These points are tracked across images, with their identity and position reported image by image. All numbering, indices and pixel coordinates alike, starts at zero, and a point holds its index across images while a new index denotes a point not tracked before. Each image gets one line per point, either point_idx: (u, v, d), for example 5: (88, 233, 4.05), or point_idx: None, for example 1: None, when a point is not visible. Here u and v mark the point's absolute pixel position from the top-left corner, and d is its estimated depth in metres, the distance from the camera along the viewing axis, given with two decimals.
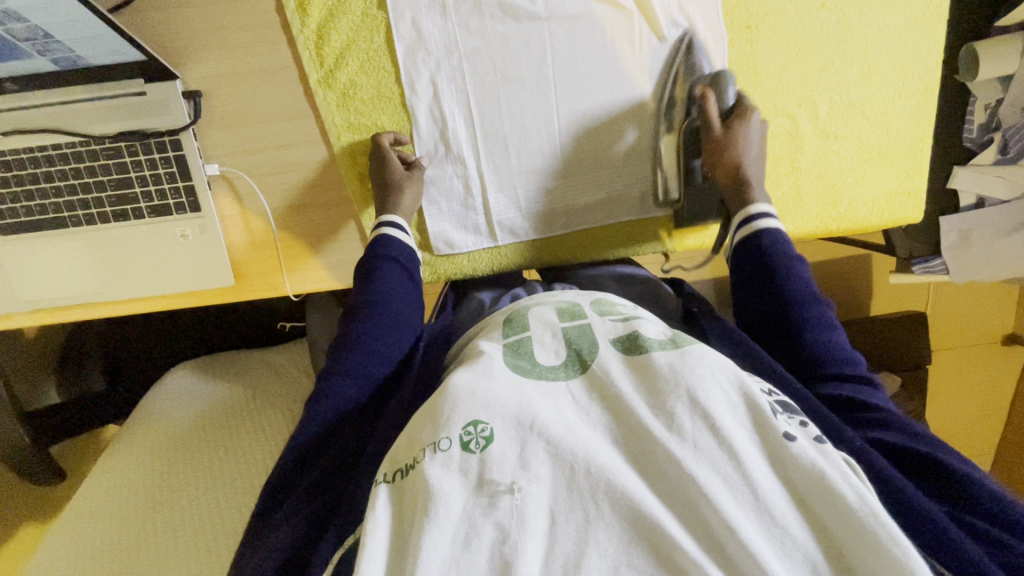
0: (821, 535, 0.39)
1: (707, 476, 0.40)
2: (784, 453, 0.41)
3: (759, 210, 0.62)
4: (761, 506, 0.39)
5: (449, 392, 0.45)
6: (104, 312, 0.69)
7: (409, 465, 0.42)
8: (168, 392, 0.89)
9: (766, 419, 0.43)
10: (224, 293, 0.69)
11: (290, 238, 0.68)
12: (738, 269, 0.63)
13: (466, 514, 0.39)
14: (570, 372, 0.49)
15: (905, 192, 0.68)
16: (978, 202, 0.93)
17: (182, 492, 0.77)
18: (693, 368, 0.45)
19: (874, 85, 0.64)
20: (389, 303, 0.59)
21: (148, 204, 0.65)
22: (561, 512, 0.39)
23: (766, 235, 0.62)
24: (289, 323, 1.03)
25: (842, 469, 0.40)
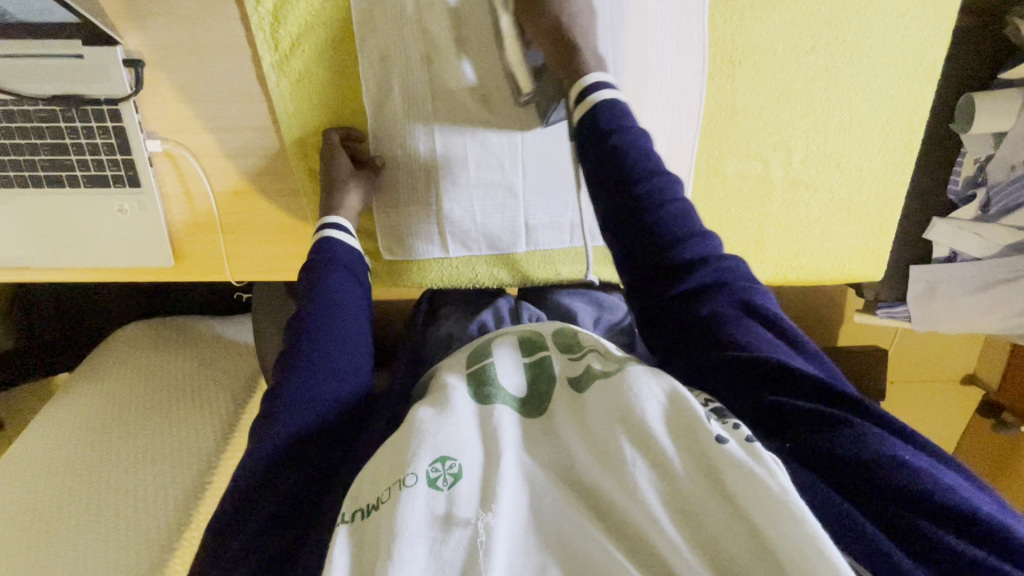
0: (764, 549, 0.34)
1: (648, 497, 0.38)
2: (718, 457, 0.38)
3: (591, 78, 0.52)
4: (699, 512, 0.37)
5: (416, 426, 0.44)
6: (39, 276, 0.67)
7: (371, 505, 0.42)
8: (114, 357, 0.88)
9: (697, 424, 0.40)
10: (164, 271, 0.67)
11: (233, 223, 0.65)
12: (585, 158, 0.52)
13: (432, 556, 0.37)
14: (529, 410, 0.48)
15: (869, 247, 0.66)
16: (950, 255, 0.92)
17: (121, 460, 0.76)
18: (631, 382, 0.43)
19: (853, 137, 0.61)
20: (344, 309, 0.57)
21: (85, 173, 0.62)
22: (521, 555, 0.39)
23: (606, 108, 0.51)
24: (245, 295, 1.01)
25: (773, 466, 0.37)
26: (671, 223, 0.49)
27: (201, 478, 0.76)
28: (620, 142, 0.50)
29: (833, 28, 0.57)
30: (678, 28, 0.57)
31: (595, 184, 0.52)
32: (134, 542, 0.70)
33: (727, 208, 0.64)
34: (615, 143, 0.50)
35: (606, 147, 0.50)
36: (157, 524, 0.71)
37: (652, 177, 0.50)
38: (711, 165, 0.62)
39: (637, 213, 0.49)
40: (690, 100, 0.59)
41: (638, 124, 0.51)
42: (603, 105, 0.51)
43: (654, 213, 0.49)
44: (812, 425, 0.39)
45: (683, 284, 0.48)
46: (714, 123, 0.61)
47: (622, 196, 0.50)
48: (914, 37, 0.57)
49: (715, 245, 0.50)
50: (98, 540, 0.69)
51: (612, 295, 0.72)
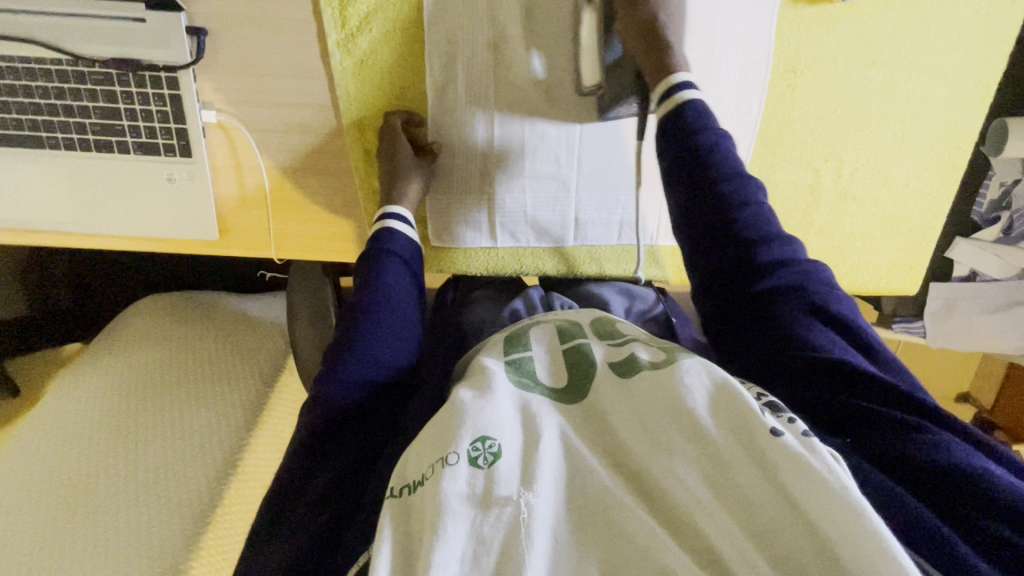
0: (820, 540, 0.34)
1: (695, 485, 0.38)
2: (772, 450, 0.38)
3: (680, 78, 0.52)
4: (747, 501, 0.37)
5: (456, 407, 0.43)
6: (79, 242, 0.66)
7: (417, 481, 0.41)
8: (140, 328, 0.87)
9: (751, 416, 0.40)
10: (208, 245, 0.66)
11: (282, 201, 0.65)
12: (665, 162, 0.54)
13: (474, 532, 0.37)
14: (570, 397, 0.47)
15: (908, 263, 0.68)
16: (970, 274, 0.94)
17: (146, 432, 0.75)
18: (683, 376, 0.43)
19: (903, 153, 0.62)
20: (395, 298, 0.57)
21: (135, 140, 0.60)
22: (564, 534, 0.38)
23: (693, 107, 0.52)
24: (269, 273, 1.00)
25: (827, 461, 0.37)
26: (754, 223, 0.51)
27: (230, 456, 0.75)
28: (705, 140, 0.51)
29: (894, 44, 0.58)
30: (745, 34, 0.57)
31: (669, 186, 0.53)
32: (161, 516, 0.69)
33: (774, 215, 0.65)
34: (701, 142, 0.51)
35: (683, 147, 0.52)
36: (184, 497, 0.71)
37: (736, 182, 0.51)
38: (763, 173, 0.63)
39: (722, 215, 0.51)
40: (749, 106, 0.60)
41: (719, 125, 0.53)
42: (690, 104, 0.52)
43: (740, 211, 0.51)
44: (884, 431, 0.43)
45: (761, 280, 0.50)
46: (770, 131, 0.61)
47: (708, 203, 0.51)
48: (971, 59, 0.58)
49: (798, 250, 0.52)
50: (125, 511, 0.69)
51: (646, 288, 0.71)
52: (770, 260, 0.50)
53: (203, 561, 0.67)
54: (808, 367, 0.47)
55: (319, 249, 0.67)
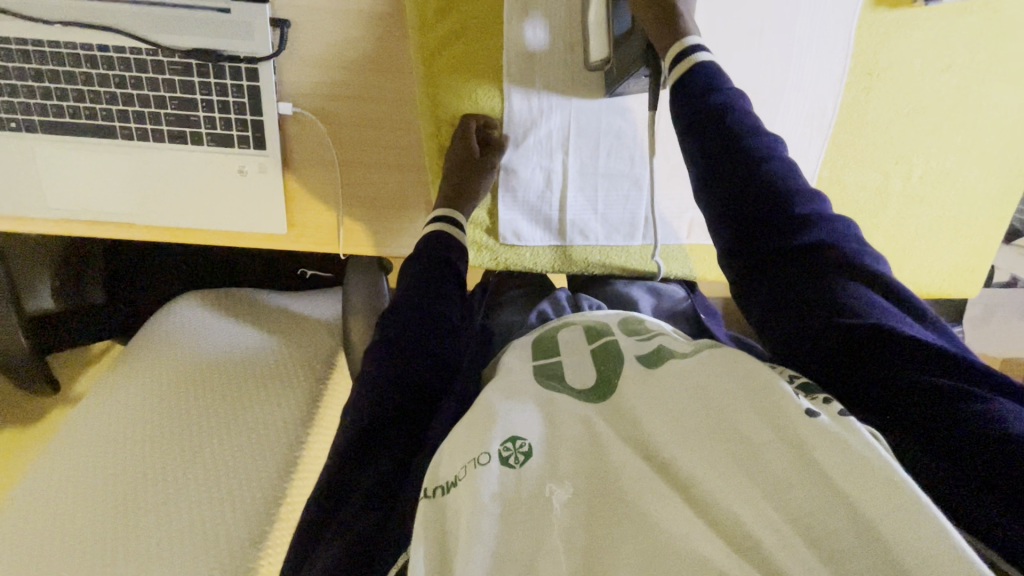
0: (877, 535, 0.30)
1: (732, 472, 0.35)
2: (808, 431, 0.35)
3: (693, 41, 0.49)
4: (791, 492, 0.33)
5: (483, 407, 0.42)
6: (143, 235, 0.65)
7: (451, 482, 0.39)
8: (179, 323, 0.85)
9: (784, 399, 0.37)
10: (275, 239, 0.66)
11: (352, 195, 0.64)
12: (680, 117, 0.50)
13: (502, 532, 0.36)
14: (595, 396, 0.44)
15: (971, 266, 0.68)
16: (1011, 280, 0.94)
17: (188, 430, 0.73)
18: (713, 358, 0.42)
19: (972, 157, 0.63)
20: (440, 296, 0.55)
21: (209, 131, 0.60)
22: (592, 536, 0.35)
23: (704, 71, 0.48)
24: (310, 272, 0.99)
25: (870, 441, 0.34)
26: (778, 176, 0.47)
27: (285, 452, 0.73)
28: (719, 100, 0.48)
29: (969, 49, 0.59)
30: (825, 36, 0.58)
31: (687, 144, 0.50)
32: (216, 513, 0.67)
33: (843, 216, 0.66)
34: (716, 102, 0.48)
35: (702, 102, 0.48)
36: (238, 494, 0.69)
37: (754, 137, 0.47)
38: (833, 174, 0.64)
39: (744, 168, 0.47)
40: (825, 107, 0.60)
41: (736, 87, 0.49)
42: (702, 67, 0.49)
43: (765, 168, 0.47)
44: (921, 401, 0.38)
45: (798, 237, 0.45)
46: (844, 134, 0.62)
47: (723, 156, 0.47)
48: None
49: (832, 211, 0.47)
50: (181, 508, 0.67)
51: (671, 284, 0.72)
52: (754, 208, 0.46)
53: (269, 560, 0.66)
54: (846, 325, 0.42)
55: (383, 243, 0.66)
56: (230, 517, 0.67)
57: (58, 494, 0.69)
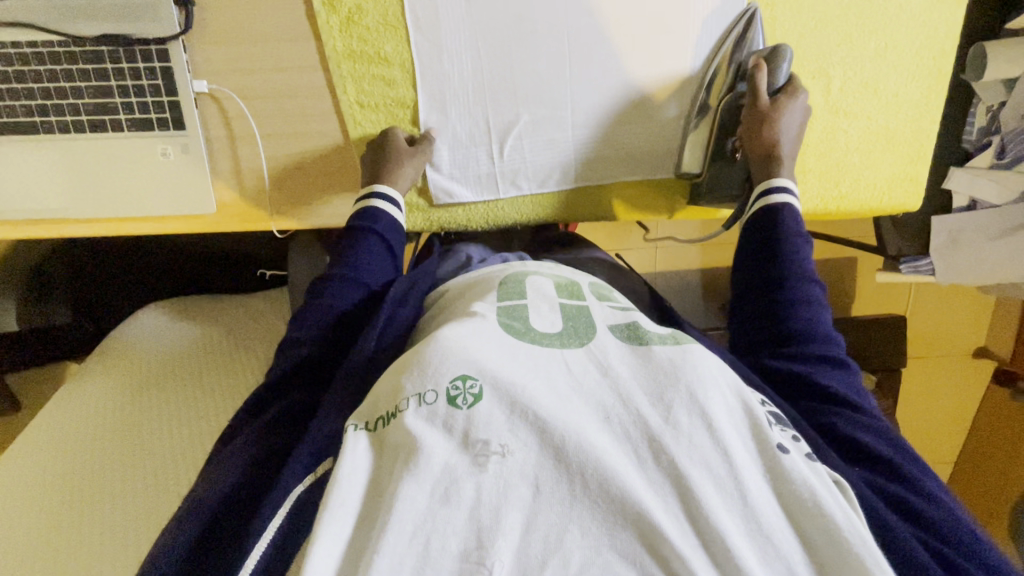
0: (810, 550, 0.40)
1: (700, 474, 0.40)
2: (779, 466, 0.42)
3: (777, 184, 0.63)
4: (749, 512, 0.40)
5: (438, 343, 0.44)
6: (77, 230, 0.66)
7: (392, 413, 0.43)
8: (134, 328, 0.83)
9: (763, 431, 0.44)
10: (207, 220, 0.66)
11: (279, 168, 0.66)
12: (748, 240, 0.64)
13: (448, 468, 0.39)
14: (566, 342, 0.48)
15: (907, 175, 0.68)
16: (971, 204, 0.94)
17: (152, 418, 0.74)
18: (694, 365, 0.45)
19: (890, 63, 0.64)
20: (360, 268, 0.61)
21: (128, 117, 0.61)
22: (545, 482, 0.39)
23: (787, 215, 0.63)
24: (269, 272, 0.98)
25: (830, 487, 0.42)
26: (807, 296, 0.60)
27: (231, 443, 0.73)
28: (781, 237, 0.62)
29: None
30: None
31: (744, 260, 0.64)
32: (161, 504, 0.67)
33: None
34: (778, 238, 0.62)
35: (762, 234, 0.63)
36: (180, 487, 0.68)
37: (798, 277, 0.60)
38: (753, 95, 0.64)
39: (786, 291, 0.60)
40: (731, 27, 0.61)
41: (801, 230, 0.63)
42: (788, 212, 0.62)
43: (797, 295, 0.59)
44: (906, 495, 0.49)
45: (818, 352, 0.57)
46: (754, 54, 0.63)
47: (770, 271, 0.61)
48: None
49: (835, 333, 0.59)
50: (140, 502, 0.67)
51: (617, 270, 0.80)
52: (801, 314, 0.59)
53: None
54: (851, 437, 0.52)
55: (319, 214, 0.68)
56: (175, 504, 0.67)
57: (11, 495, 0.67)
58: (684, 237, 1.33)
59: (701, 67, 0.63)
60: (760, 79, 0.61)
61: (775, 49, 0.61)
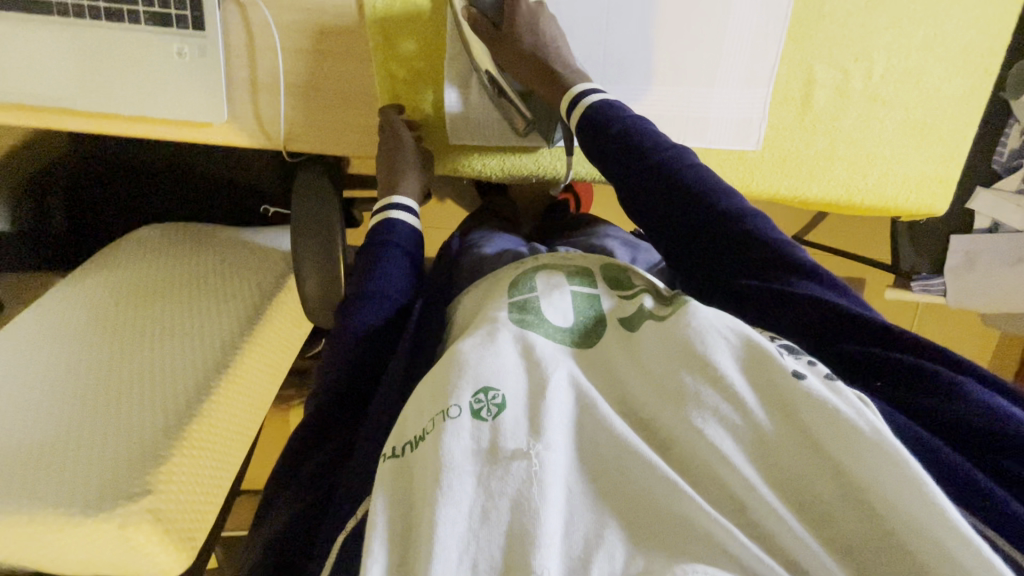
0: (847, 477, 0.35)
1: (720, 436, 0.37)
2: (795, 393, 0.38)
3: (579, 88, 0.61)
4: (782, 463, 0.37)
5: (456, 360, 0.43)
6: (79, 124, 0.64)
7: (418, 437, 0.41)
8: (125, 247, 0.75)
9: (771, 362, 0.39)
10: (215, 130, 0.64)
11: (295, 86, 0.63)
12: (598, 154, 0.59)
13: (481, 485, 0.37)
14: (575, 341, 0.48)
15: (938, 176, 0.66)
16: (993, 226, 0.92)
17: (125, 346, 0.64)
18: (689, 320, 0.42)
19: (935, 55, 0.62)
20: (383, 280, 0.60)
21: (148, 9, 0.59)
22: (574, 484, 0.38)
23: (602, 108, 0.59)
24: (272, 210, 0.96)
25: (857, 404, 0.36)
26: (697, 184, 0.54)
27: (212, 371, 0.63)
28: (620, 127, 0.57)
29: None
30: None
31: (608, 168, 0.59)
32: (127, 429, 0.56)
33: (802, 119, 0.63)
34: (616, 129, 0.57)
35: (615, 134, 0.57)
36: (148, 414, 0.58)
37: (660, 150, 0.56)
38: (792, 70, 0.62)
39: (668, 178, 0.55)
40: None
41: (636, 116, 0.59)
42: (595, 108, 0.59)
43: (683, 176, 0.54)
44: (895, 378, 0.42)
45: (738, 226, 0.52)
46: (799, 26, 0.61)
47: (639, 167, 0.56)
48: None
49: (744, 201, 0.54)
50: (101, 442, 0.55)
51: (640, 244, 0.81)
52: (699, 203, 0.53)
53: (175, 482, 0.54)
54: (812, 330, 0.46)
55: (330, 140, 0.66)
56: (141, 427, 0.57)
57: None
58: None
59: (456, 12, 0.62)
60: (477, 19, 0.64)
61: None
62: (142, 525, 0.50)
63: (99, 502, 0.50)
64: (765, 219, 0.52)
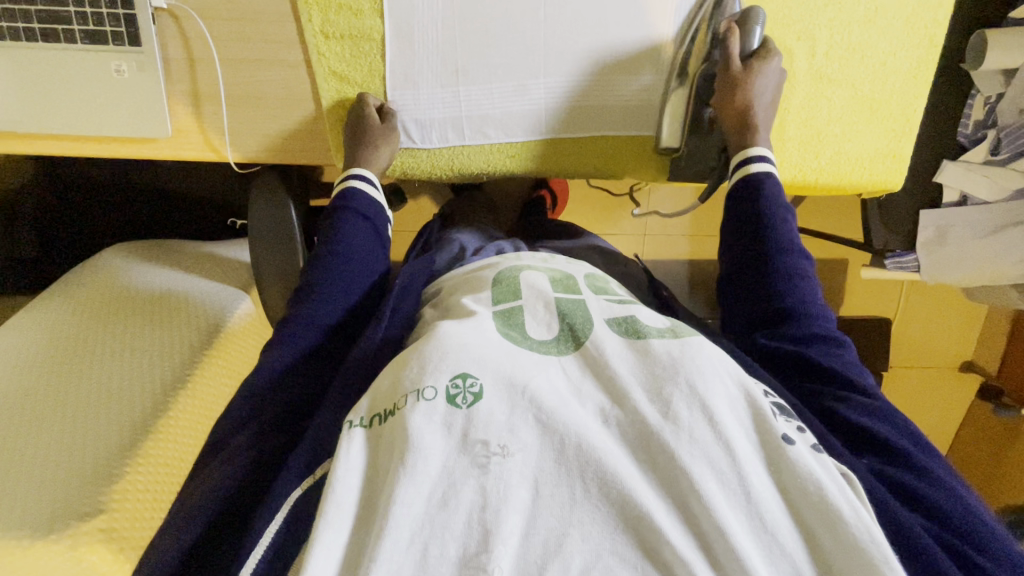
0: (813, 546, 0.37)
1: (701, 472, 0.37)
2: (782, 457, 0.39)
3: (755, 153, 0.61)
4: (755, 512, 0.37)
5: (438, 340, 0.43)
6: (25, 145, 0.63)
7: (388, 411, 0.41)
8: (82, 268, 0.75)
9: (765, 422, 0.40)
10: (161, 145, 0.64)
11: (239, 97, 0.63)
12: (730, 229, 0.62)
13: (446, 471, 0.37)
14: (564, 348, 0.46)
15: (891, 151, 0.66)
16: (961, 199, 0.91)
17: (83, 364, 0.64)
18: (695, 359, 0.42)
19: (879, 28, 0.61)
20: (347, 244, 0.60)
21: (82, 28, 0.58)
22: (545, 484, 0.37)
23: (750, 184, 0.61)
24: (239, 222, 0.96)
25: (840, 483, 0.39)
26: (786, 268, 0.57)
27: (174, 385, 0.64)
28: (762, 207, 0.60)
29: None
30: None
31: (732, 240, 0.62)
32: (87, 445, 0.56)
33: None
34: (757, 210, 0.60)
35: (748, 214, 0.60)
36: (109, 433, 0.58)
37: (781, 236, 0.59)
38: None
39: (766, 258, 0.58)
40: None
41: (775, 198, 0.60)
42: (750, 180, 0.61)
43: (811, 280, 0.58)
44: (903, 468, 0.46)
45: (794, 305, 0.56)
46: (737, 8, 0.60)
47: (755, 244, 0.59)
48: None
49: (814, 290, 0.57)
50: (54, 463, 0.54)
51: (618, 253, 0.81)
52: (786, 285, 0.57)
53: (130, 501, 0.54)
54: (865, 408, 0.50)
55: (276, 148, 0.65)
56: (100, 445, 0.57)
57: None
58: (672, 225, 1.30)
59: (673, 40, 0.61)
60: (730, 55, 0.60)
61: (745, 13, 0.59)
62: (95, 545, 0.50)
63: (54, 523, 0.50)
64: (829, 318, 0.56)
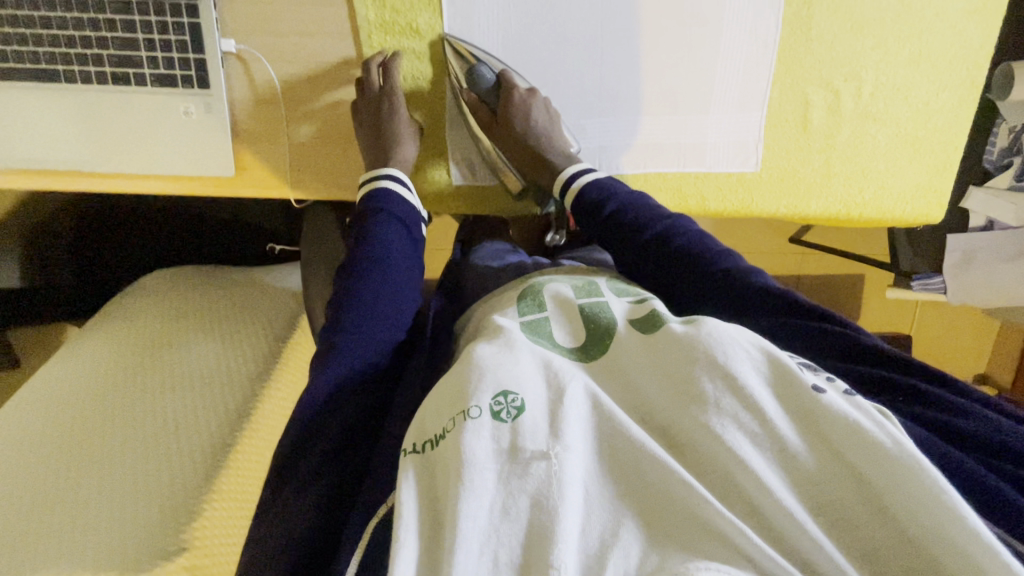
0: (862, 487, 0.35)
1: (734, 437, 0.37)
2: (815, 405, 0.38)
3: (568, 172, 0.65)
4: (801, 472, 0.37)
5: (476, 362, 0.43)
6: (89, 183, 0.64)
7: (438, 435, 0.41)
8: (138, 296, 0.77)
9: (793, 375, 0.39)
10: (222, 182, 0.65)
11: (300, 137, 0.64)
12: (601, 235, 0.63)
13: (502, 485, 0.37)
14: (591, 353, 0.48)
15: (933, 186, 0.68)
16: (987, 224, 0.93)
17: (149, 394, 0.65)
18: (711, 330, 0.42)
19: (923, 71, 0.64)
20: (383, 255, 0.59)
21: (154, 72, 0.60)
22: (593, 486, 0.38)
23: (594, 187, 0.63)
24: (278, 248, 0.97)
25: (878, 418, 0.37)
26: (684, 254, 0.56)
27: (239, 413, 0.65)
28: (614, 205, 0.61)
29: None
30: None
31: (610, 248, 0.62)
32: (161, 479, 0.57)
33: (796, 139, 0.65)
34: (612, 207, 0.61)
35: (603, 215, 0.62)
36: (178, 469, 0.59)
37: (652, 225, 0.59)
38: (783, 93, 0.64)
39: (655, 250, 0.58)
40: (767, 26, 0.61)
41: (626, 190, 0.62)
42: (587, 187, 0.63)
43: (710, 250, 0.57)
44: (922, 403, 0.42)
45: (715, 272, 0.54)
46: (788, 51, 0.62)
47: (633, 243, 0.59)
48: None
49: (732, 258, 0.56)
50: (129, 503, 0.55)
51: None
52: (688, 265, 0.56)
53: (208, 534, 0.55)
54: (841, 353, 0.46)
55: (333, 184, 0.67)
56: (172, 482, 0.57)
57: None
58: None
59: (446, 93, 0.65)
60: (474, 102, 0.65)
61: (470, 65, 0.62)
62: None
63: (131, 560, 0.51)
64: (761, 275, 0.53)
